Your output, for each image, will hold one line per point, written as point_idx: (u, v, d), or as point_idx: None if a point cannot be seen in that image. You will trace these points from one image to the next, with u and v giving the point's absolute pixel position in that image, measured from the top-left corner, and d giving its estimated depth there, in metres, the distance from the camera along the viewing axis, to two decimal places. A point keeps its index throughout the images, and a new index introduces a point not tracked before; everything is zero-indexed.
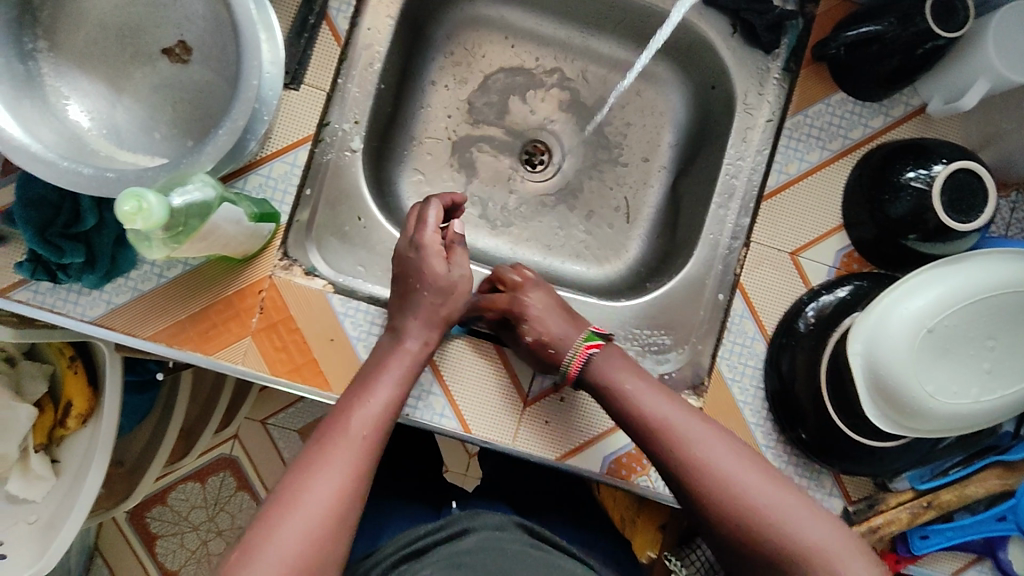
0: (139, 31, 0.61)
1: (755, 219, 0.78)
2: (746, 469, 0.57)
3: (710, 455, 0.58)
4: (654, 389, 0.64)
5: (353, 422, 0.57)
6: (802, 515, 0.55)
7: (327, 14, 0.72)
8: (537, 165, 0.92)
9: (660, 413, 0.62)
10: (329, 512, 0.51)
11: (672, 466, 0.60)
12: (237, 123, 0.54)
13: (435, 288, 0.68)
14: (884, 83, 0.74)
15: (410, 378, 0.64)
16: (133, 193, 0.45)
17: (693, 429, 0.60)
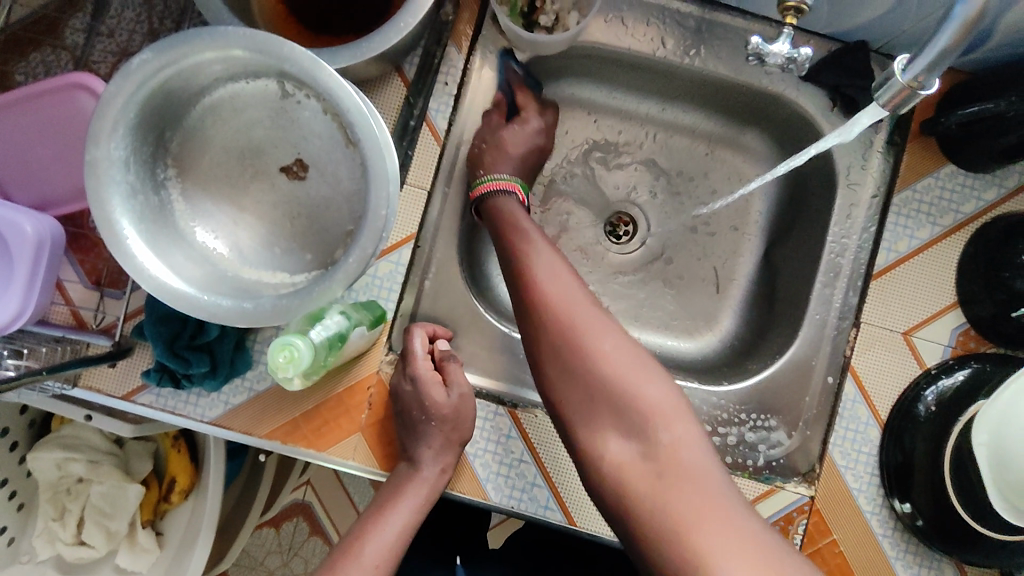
0: (259, 151, 0.63)
1: (864, 299, 0.76)
2: (635, 363, 0.59)
3: (623, 371, 0.58)
4: (553, 262, 0.65)
5: (366, 553, 0.60)
6: (679, 415, 0.57)
7: (427, 116, 0.73)
8: (621, 237, 0.91)
9: (580, 315, 0.60)
10: None
11: (582, 365, 0.59)
12: (366, 249, 0.55)
13: (444, 422, 0.67)
14: (998, 156, 0.71)
15: (427, 506, 0.66)
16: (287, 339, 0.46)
17: (611, 343, 0.59)
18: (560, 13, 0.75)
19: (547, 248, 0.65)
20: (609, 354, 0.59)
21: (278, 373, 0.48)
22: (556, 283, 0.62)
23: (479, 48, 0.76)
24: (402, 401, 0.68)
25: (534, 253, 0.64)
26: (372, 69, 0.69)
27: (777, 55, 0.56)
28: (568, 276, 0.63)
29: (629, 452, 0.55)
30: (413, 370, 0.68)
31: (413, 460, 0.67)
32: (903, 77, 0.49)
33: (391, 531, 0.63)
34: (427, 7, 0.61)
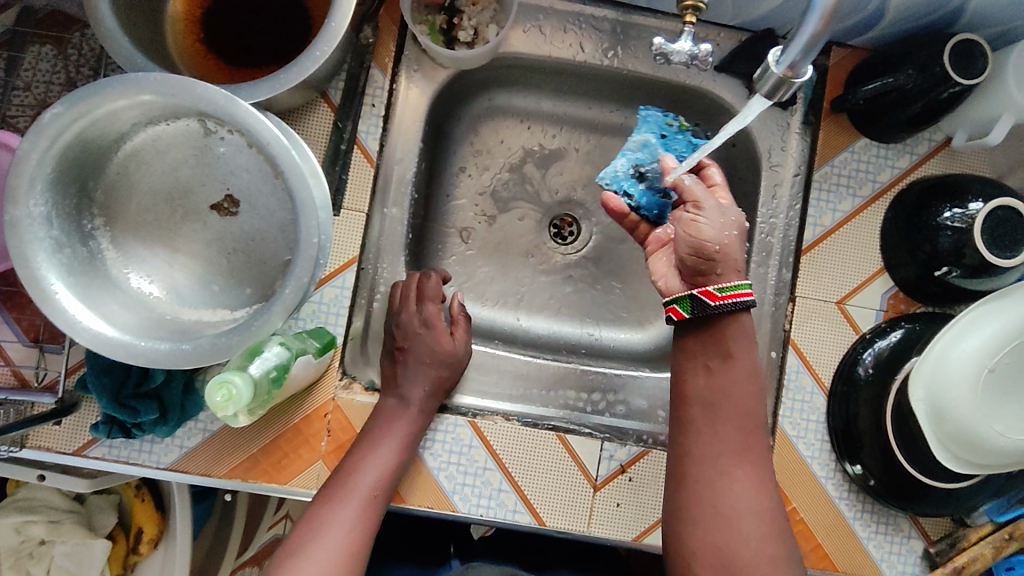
0: (187, 192, 0.63)
1: (797, 274, 0.79)
2: (760, 522, 0.58)
3: (745, 511, 0.58)
4: (751, 388, 0.62)
5: (355, 491, 0.65)
6: None
7: (357, 139, 0.74)
8: (566, 237, 0.92)
9: (726, 452, 0.60)
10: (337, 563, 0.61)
11: (710, 495, 0.59)
12: (301, 279, 0.56)
13: (438, 363, 0.73)
14: (907, 125, 0.74)
15: (411, 440, 0.70)
16: (221, 381, 0.47)
17: (739, 482, 0.59)
18: (478, 26, 0.76)
19: (750, 353, 0.62)
20: (739, 490, 0.59)
21: (217, 412, 0.47)
22: (736, 388, 0.61)
23: (403, 67, 0.76)
24: (407, 337, 0.73)
25: (736, 360, 0.62)
26: (296, 98, 0.70)
27: (680, 53, 0.57)
28: (746, 385, 0.62)
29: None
30: (423, 311, 0.73)
31: (403, 395, 0.71)
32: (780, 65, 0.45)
33: (379, 470, 0.66)
34: (341, 34, 0.62)
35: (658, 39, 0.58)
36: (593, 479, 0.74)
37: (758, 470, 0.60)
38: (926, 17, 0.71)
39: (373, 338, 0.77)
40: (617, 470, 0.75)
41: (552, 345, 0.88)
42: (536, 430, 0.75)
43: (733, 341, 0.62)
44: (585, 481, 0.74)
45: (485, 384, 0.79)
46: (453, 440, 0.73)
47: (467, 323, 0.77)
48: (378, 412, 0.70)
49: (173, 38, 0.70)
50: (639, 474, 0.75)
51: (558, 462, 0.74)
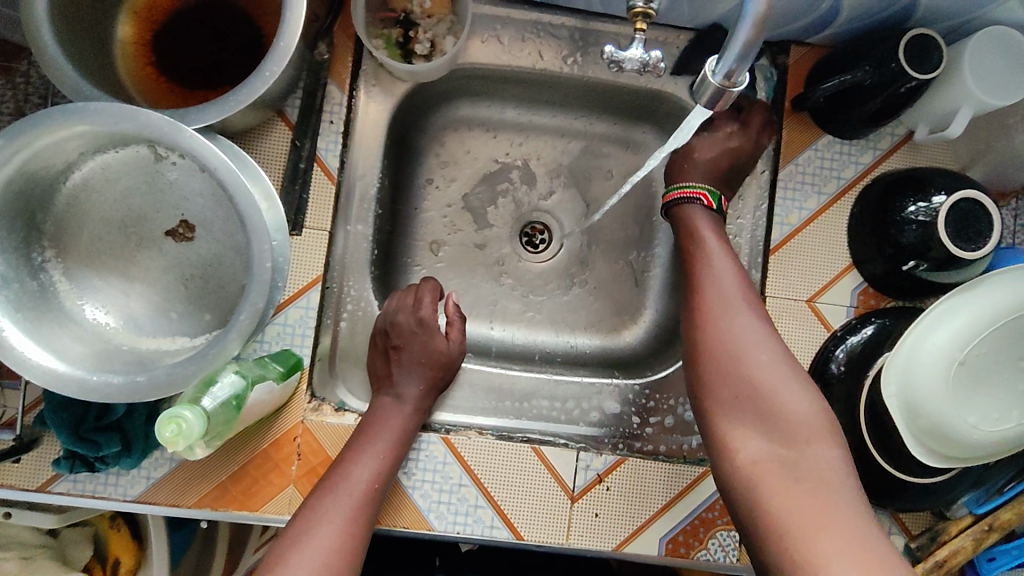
0: (140, 220, 0.62)
1: (766, 274, 0.79)
2: (762, 353, 0.63)
3: (760, 353, 0.62)
4: (727, 253, 0.70)
5: (347, 494, 0.64)
6: (791, 393, 0.60)
7: (317, 156, 0.73)
8: (538, 245, 0.92)
9: (728, 309, 0.65)
10: (335, 552, 0.60)
11: (719, 344, 0.64)
12: (256, 304, 0.54)
13: (434, 358, 0.74)
14: (868, 122, 0.74)
15: (405, 439, 0.69)
16: (170, 415, 0.46)
17: (747, 327, 0.64)
18: (434, 39, 0.75)
19: (720, 241, 0.71)
20: (751, 333, 0.64)
21: (169, 448, 0.47)
22: (719, 260, 0.69)
23: (361, 81, 0.76)
24: (402, 337, 0.74)
25: (709, 245, 0.71)
26: (251, 118, 0.69)
27: (631, 61, 0.57)
28: (728, 256, 0.70)
29: (767, 453, 0.58)
30: (420, 311, 0.75)
31: (399, 394, 0.72)
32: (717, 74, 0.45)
33: (374, 460, 0.66)
34: (290, 52, 0.60)
35: (608, 47, 0.58)
36: (571, 490, 0.73)
37: (761, 317, 0.66)
38: (881, 13, 0.71)
39: (342, 357, 0.76)
40: (594, 479, 0.74)
41: (527, 356, 0.87)
42: (510, 444, 0.74)
43: (705, 232, 0.72)
44: (563, 492, 0.73)
45: (457, 398, 0.79)
46: (425, 457, 0.72)
47: (463, 325, 0.77)
48: (366, 416, 0.70)
49: (125, 65, 0.69)
50: (617, 483, 0.74)
51: (534, 474, 0.73)
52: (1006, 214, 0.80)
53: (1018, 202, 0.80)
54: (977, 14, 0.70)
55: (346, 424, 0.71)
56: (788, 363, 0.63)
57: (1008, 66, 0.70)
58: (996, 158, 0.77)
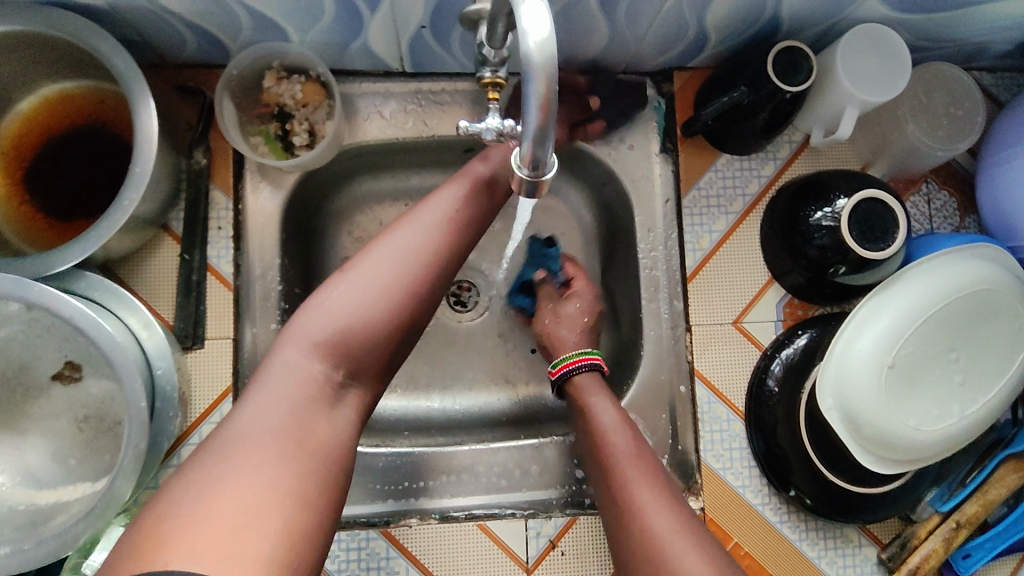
0: (24, 369, 0.60)
1: (688, 303, 0.77)
2: (672, 525, 0.56)
3: (667, 536, 0.55)
4: (622, 423, 0.66)
5: (249, 414, 0.48)
6: (709, 567, 0.53)
7: (209, 264, 0.71)
8: (465, 303, 0.88)
9: (634, 491, 0.59)
10: (264, 427, 0.48)
11: (630, 532, 0.58)
12: (138, 446, 0.53)
13: (418, 266, 0.56)
14: (761, 133, 0.73)
15: (411, 264, 0.55)
16: None
17: (653, 507, 0.58)
18: (314, 126, 0.74)
19: (628, 426, 0.66)
20: (662, 516, 0.57)
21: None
22: (621, 445, 0.64)
23: (246, 180, 0.73)
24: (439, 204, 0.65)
25: (612, 438, 0.64)
26: (132, 241, 0.67)
27: (488, 130, 0.55)
28: (628, 444, 0.64)
29: None
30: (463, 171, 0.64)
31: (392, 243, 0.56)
32: (520, 169, 0.37)
33: (324, 322, 0.53)
34: (149, 177, 0.60)
35: (464, 121, 0.56)
36: (525, 562, 0.70)
37: (672, 500, 0.59)
38: (749, 30, 0.71)
39: None
40: (547, 547, 0.71)
41: (469, 422, 0.83)
42: (453, 523, 0.71)
43: (594, 403, 0.69)
44: (515, 567, 0.70)
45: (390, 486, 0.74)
46: (368, 553, 0.69)
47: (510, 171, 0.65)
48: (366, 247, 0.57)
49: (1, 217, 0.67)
50: (571, 547, 0.71)
51: (483, 552, 0.70)
52: (919, 200, 0.80)
53: (928, 186, 0.80)
54: (842, 16, 0.69)
55: None
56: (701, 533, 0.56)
57: (882, 59, 0.70)
58: (896, 150, 0.77)
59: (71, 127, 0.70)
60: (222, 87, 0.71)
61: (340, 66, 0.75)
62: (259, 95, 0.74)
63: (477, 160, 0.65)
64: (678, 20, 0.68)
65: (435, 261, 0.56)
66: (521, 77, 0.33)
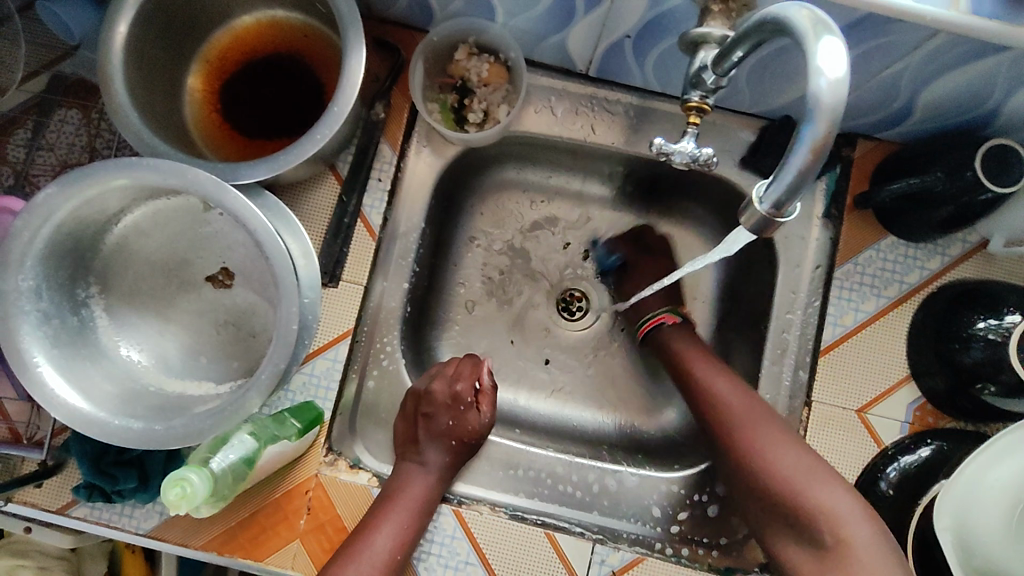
0: (185, 263, 0.64)
1: (814, 376, 0.74)
2: (795, 461, 0.64)
3: (790, 473, 0.63)
4: (722, 372, 0.73)
5: (367, 556, 0.63)
6: (824, 487, 0.61)
7: (361, 212, 0.74)
8: (574, 313, 0.88)
9: (757, 445, 0.66)
10: (383, 564, 0.64)
11: (768, 485, 0.64)
12: (278, 365, 0.56)
13: (442, 482, 0.71)
14: (942, 225, 0.69)
15: (466, 445, 0.74)
16: (174, 479, 0.49)
17: (784, 459, 0.64)
18: (489, 107, 0.76)
19: (725, 375, 0.72)
20: (786, 464, 0.64)
21: (171, 509, 0.49)
22: (736, 402, 0.69)
23: (413, 141, 0.76)
24: (426, 397, 0.73)
25: (717, 387, 0.71)
26: (303, 172, 0.70)
27: (680, 154, 0.54)
28: (746, 403, 0.69)
29: (809, 560, 0.60)
30: (454, 385, 0.74)
31: (424, 461, 0.71)
32: (762, 201, 0.38)
33: (406, 499, 0.67)
34: (342, 119, 0.62)
35: (658, 138, 0.55)
36: None
37: (792, 442, 0.66)
38: (959, 116, 0.68)
39: (363, 414, 0.75)
40: None
41: (552, 430, 0.82)
42: (523, 525, 0.70)
43: (681, 350, 0.76)
44: None
45: (465, 467, 0.76)
46: (450, 534, 0.69)
47: (493, 397, 0.75)
48: (409, 437, 0.72)
49: (195, 122, 0.72)
50: None
51: (544, 561, 0.69)
52: None
53: None
54: None
55: (359, 483, 0.70)
56: (825, 466, 0.63)
57: None
58: None
59: (273, 52, 0.74)
60: (420, 51, 0.73)
61: (529, 56, 0.76)
62: (447, 65, 0.76)
63: (460, 380, 0.74)
64: (889, 89, 0.65)
65: (473, 440, 0.74)
66: (802, 115, 0.34)
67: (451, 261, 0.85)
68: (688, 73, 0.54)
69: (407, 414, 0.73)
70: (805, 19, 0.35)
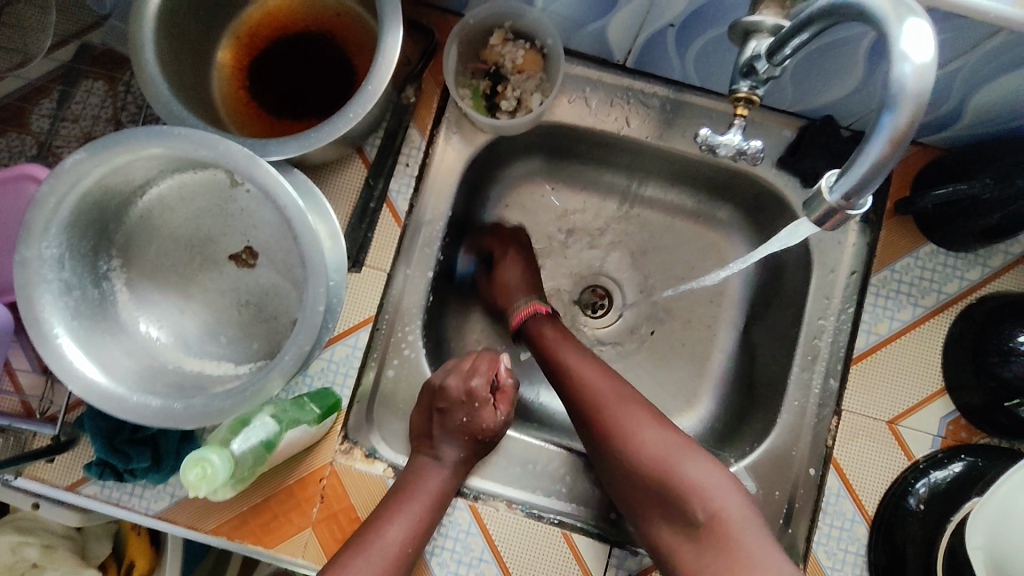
0: (208, 241, 0.63)
1: (845, 384, 0.72)
2: (660, 436, 0.64)
3: (661, 451, 0.62)
4: (593, 361, 0.72)
5: (378, 547, 0.61)
6: (688, 459, 0.61)
7: (388, 197, 0.72)
8: (597, 311, 0.86)
9: (617, 419, 0.66)
10: (394, 556, 0.61)
11: (634, 460, 0.63)
12: (303, 347, 0.54)
13: (458, 477, 0.69)
14: (983, 235, 0.67)
15: (483, 443, 0.71)
16: (194, 460, 0.48)
17: (656, 436, 0.64)
18: (523, 95, 0.74)
19: (583, 355, 0.72)
20: (651, 438, 0.63)
21: (191, 490, 0.49)
22: (592, 379, 0.70)
23: (442, 128, 0.75)
24: (446, 391, 0.70)
25: (583, 367, 0.71)
26: (332, 153, 0.68)
27: (726, 147, 0.53)
28: (604, 381, 0.69)
29: (683, 539, 0.59)
30: (470, 380, 0.71)
31: (438, 455, 0.69)
32: (831, 193, 0.38)
33: (421, 492, 0.65)
34: (377, 98, 0.61)
35: (704, 130, 0.54)
36: None
37: (663, 424, 0.65)
38: (1009, 122, 0.66)
39: (381, 403, 0.73)
40: None
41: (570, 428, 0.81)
42: (539, 524, 0.68)
43: (558, 344, 0.74)
44: None
45: (482, 462, 0.74)
46: (465, 530, 0.68)
47: (515, 391, 0.73)
48: (424, 430, 0.70)
49: (222, 97, 0.70)
50: None
51: (560, 562, 0.67)
52: None
53: None
54: None
55: (374, 473, 0.69)
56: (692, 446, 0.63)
57: None
58: None
59: (305, 31, 0.73)
60: (455, 34, 0.71)
61: (566, 45, 0.74)
62: (481, 50, 0.74)
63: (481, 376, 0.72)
64: (941, 91, 0.63)
65: (492, 436, 0.72)
66: (882, 105, 0.34)
67: (474, 252, 0.84)
68: (739, 63, 0.52)
69: (422, 406, 0.71)
70: (885, 4, 0.35)
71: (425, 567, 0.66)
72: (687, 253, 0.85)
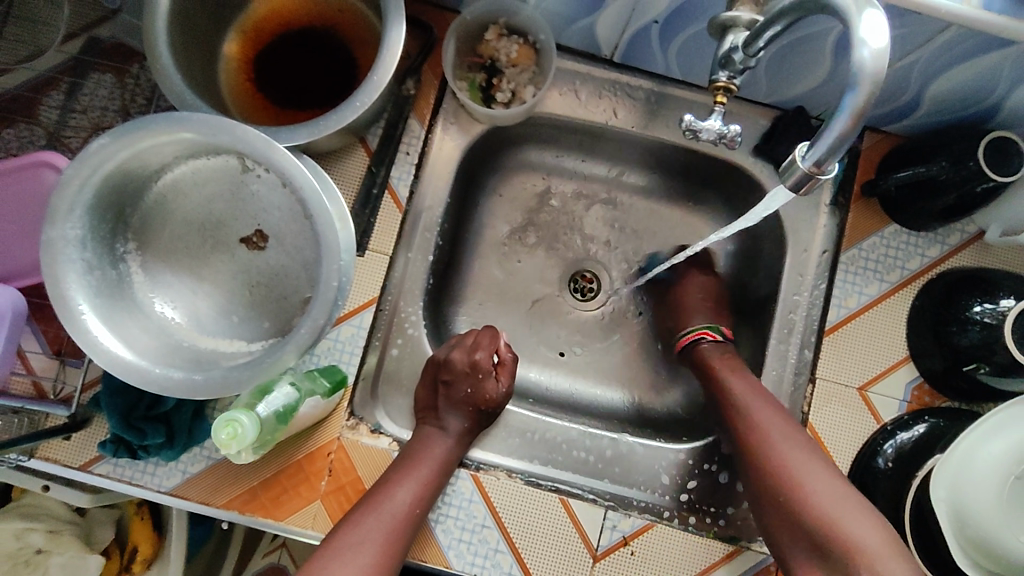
0: (220, 225, 0.65)
1: (819, 354, 0.77)
2: (771, 422, 0.69)
3: (767, 433, 0.68)
4: (725, 357, 0.78)
5: (386, 509, 0.64)
6: (802, 457, 0.66)
7: (389, 184, 0.76)
8: (587, 294, 0.90)
9: (734, 407, 0.72)
10: (401, 518, 0.65)
11: (742, 437, 0.70)
12: (318, 321, 0.57)
13: (462, 447, 0.72)
14: (940, 214, 0.73)
15: (485, 415, 0.76)
16: (224, 421, 0.53)
17: (819, 483, 0.63)
18: (516, 88, 0.78)
19: (761, 402, 0.70)
20: (773, 426, 0.68)
21: (222, 449, 0.53)
22: (722, 371, 0.76)
23: (440, 119, 0.79)
24: (449, 366, 0.74)
25: (715, 360, 0.78)
26: (336, 141, 0.72)
27: (709, 132, 0.57)
28: (787, 432, 0.68)
29: (799, 536, 0.62)
30: (474, 354, 0.75)
31: (444, 426, 0.73)
32: (804, 161, 0.43)
33: (426, 460, 0.69)
34: (383, 87, 0.64)
35: (688, 116, 0.58)
36: (594, 548, 0.71)
37: (775, 408, 0.70)
38: (961, 110, 0.72)
39: (384, 381, 0.77)
40: (619, 541, 0.71)
41: (564, 404, 0.85)
42: (537, 490, 0.72)
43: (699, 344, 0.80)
44: (584, 550, 0.71)
45: (482, 436, 0.78)
46: (467, 498, 0.71)
47: (514, 367, 0.78)
48: (429, 403, 0.74)
49: (228, 89, 0.73)
50: (642, 548, 0.71)
51: (558, 524, 0.71)
52: None
53: None
54: None
55: (381, 447, 0.72)
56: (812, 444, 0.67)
57: None
58: None
59: (308, 26, 0.76)
60: (452, 30, 0.75)
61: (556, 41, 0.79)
62: (476, 45, 0.78)
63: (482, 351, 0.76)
64: (900, 83, 0.69)
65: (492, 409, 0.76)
66: (845, 84, 0.39)
67: (470, 239, 0.88)
68: (718, 55, 0.57)
69: (428, 381, 0.75)
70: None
71: (430, 534, 0.70)
72: (672, 238, 0.90)
